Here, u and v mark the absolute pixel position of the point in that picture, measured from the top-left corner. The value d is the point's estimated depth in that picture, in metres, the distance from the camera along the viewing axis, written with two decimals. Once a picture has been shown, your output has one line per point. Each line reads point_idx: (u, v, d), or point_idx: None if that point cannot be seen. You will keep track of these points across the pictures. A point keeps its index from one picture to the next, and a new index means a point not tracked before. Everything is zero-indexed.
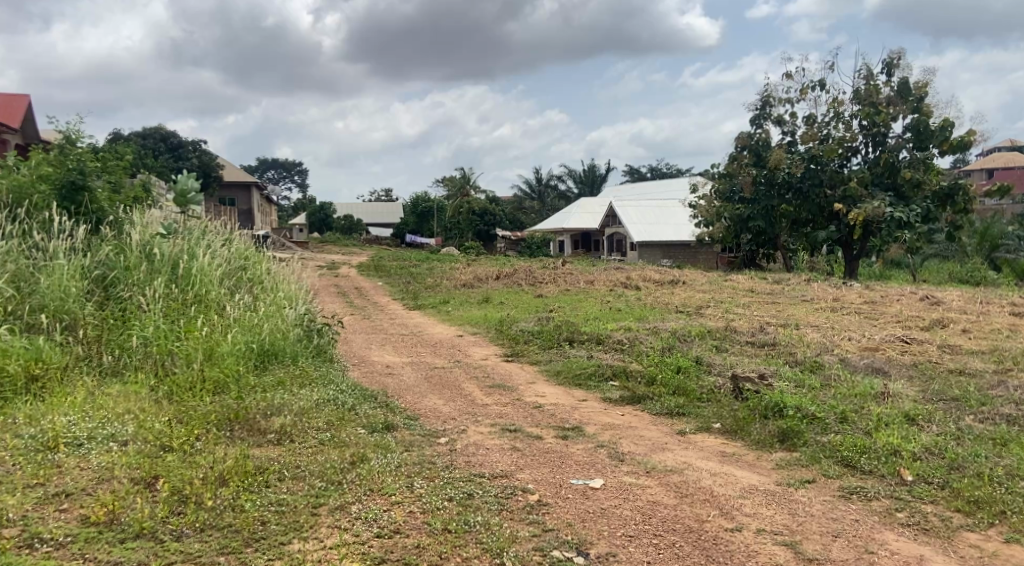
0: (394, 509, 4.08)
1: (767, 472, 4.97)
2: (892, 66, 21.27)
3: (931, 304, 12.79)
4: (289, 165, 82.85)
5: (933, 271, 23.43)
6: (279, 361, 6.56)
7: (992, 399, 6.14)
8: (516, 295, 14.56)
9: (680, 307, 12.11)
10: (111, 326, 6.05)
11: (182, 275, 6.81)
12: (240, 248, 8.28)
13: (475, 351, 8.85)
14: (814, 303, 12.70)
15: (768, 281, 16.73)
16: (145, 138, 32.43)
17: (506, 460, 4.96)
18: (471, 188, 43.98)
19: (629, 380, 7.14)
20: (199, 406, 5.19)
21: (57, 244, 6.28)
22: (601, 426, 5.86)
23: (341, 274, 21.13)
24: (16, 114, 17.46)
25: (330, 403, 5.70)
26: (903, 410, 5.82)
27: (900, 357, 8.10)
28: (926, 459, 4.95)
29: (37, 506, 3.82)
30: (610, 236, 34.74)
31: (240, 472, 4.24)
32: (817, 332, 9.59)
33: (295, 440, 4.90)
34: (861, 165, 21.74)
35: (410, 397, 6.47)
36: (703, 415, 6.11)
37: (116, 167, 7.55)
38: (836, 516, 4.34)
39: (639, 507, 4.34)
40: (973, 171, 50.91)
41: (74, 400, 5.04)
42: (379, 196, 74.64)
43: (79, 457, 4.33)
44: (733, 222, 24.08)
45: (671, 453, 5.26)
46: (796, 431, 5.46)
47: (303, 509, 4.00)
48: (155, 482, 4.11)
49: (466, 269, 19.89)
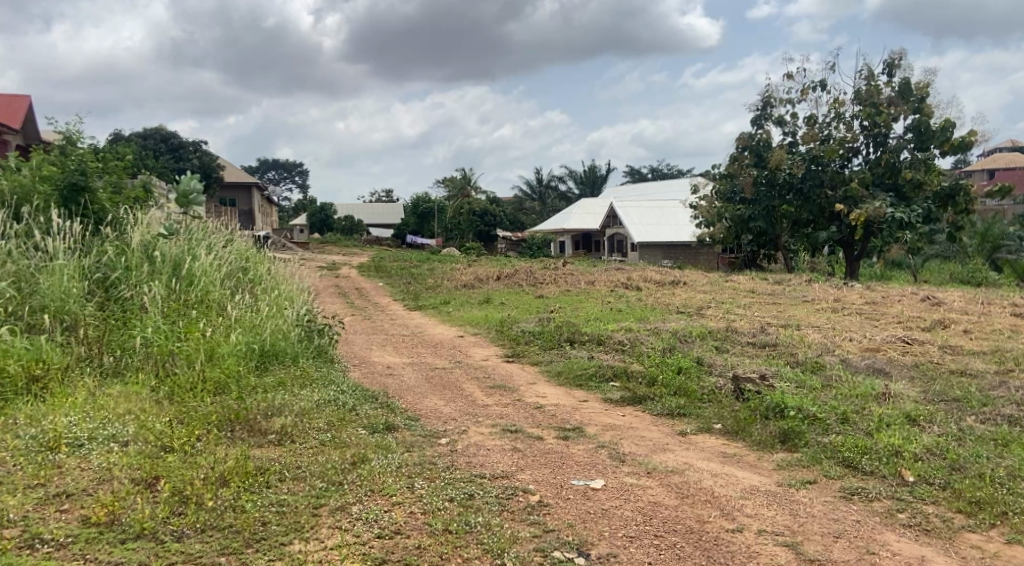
0: (395, 510, 4.08)
1: (768, 473, 4.97)
2: (894, 66, 21.26)
3: (932, 304, 12.81)
4: (289, 165, 82.88)
5: (934, 272, 23.42)
6: (279, 362, 6.56)
7: (994, 400, 6.14)
8: (517, 295, 14.58)
9: (680, 308, 12.10)
10: (112, 327, 6.05)
11: (183, 276, 6.81)
12: (241, 248, 8.29)
13: (476, 352, 8.86)
14: (816, 304, 12.68)
15: (769, 282, 16.72)
16: (146, 139, 32.43)
17: (507, 460, 4.95)
18: (471, 188, 44.01)
19: (630, 380, 7.14)
20: (199, 407, 5.19)
21: (57, 244, 6.28)
22: (602, 427, 5.86)
23: (342, 275, 21.14)
24: (17, 115, 17.50)
25: (330, 403, 5.69)
26: (905, 410, 5.81)
27: (902, 358, 8.09)
28: (928, 460, 4.94)
29: (38, 506, 3.82)
30: (611, 237, 34.76)
31: (240, 473, 4.23)
32: (818, 333, 9.58)
33: (295, 440, 4.90)
34: (862, 165, 21.72)
35: (411, 398, 6.47)
36: (704, 416, 6.11)
37: (117, 168, 7.56)
38: (837, 517, 4.33)
39: (640, 508, 4.33)
40: (973, 172, 50.93)
41: (75, 400, 5.04)
42: (380, 196, 74.66)
43: (80, 458, 4.33)
44: (734, 223, 24.07)
45: (672, 454, 5.26)
46: (798, 432, 5.46)
47: (304, 509, 3.99)
48: (156, 483, 4.11)
49: (466, 270, 19.90)
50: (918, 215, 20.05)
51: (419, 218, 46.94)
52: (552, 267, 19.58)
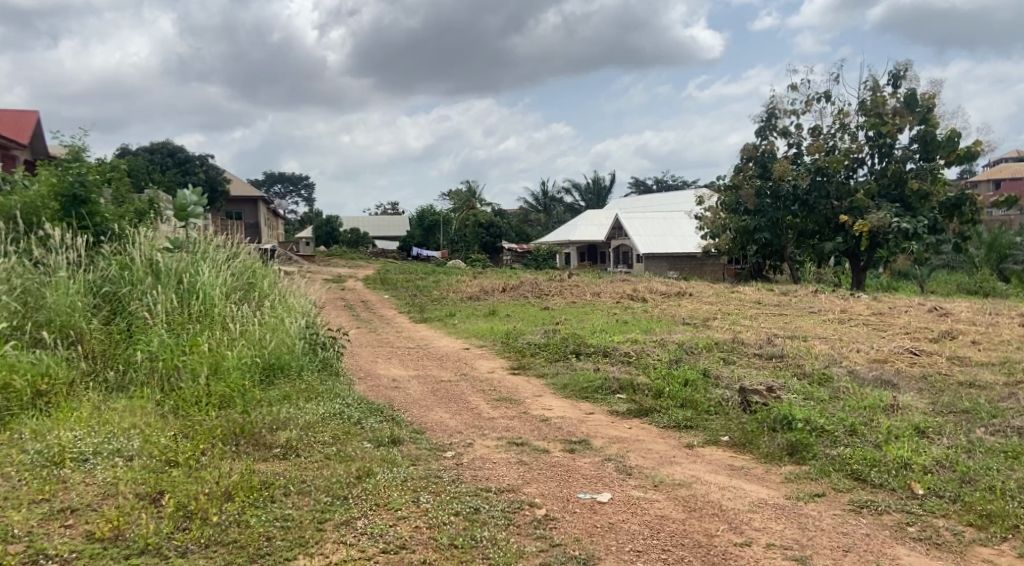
0: (400, 525, 4.05)
1: (776, 486, 4.93)
2: (898, 77, 21.31)
3: (940, 316, 12.71)
4: (296, 178, 83.50)
5: (941, 282, 23.35)
6: (285, 375, 6.52)
7: (1004, 412, 6.09)
8: (523, 308, 14.53)
9: (687, 319, 12.05)
10: (116, 341, 6.07)
11: (188, 290, 6.82)
12: (246, 261, 8.30)
13: (481, 364, 8.82)
14: (823, 315, 12.68)
15: (776, 294, 16.60)
16: (153, 154, 32.58)
17: (513, 474, 4.92)
18: (477, 201, 45.38)
19: (637, 393, 7.10)
20: (204, 421, 5.17)
21: (60, 259, 6.31)
22: (608, 439, 5.83)
23: (347, 288, 21.16)
24: (25, 130, 17.69)
25: (337, 417, 5.68)
26: (913, 422, 5.76)
27: (910, 369, 8.05)
28: (938, 473, 4.90)
29: (43, 522, 3.81)
30: (616, 247, 34.54)
31: (246, 488, 4.22)
32: (824, 344, 9.55)
33: (301, 454, 4.89)
34: (868, 176, 21.71)
35: (416, 411, 6.44)
36: (711, 428, 6.08)
37: (119, 179, 7.58)
38: (847, 530, 4.29)
39: (647, 522, 4.30)
40: (980, 183, 51.03)
41: (80, 415, 5.05)
42: (386, 210, 75.11)
43: (85, 473, 4.32)
44: (739, 234, 23.73)
45: (680, 467, 5.22)
46: (806, 444, 5.42)
47: (309, 524, 3.97)
48: (161, 498, 4.09)
49: (471, 282, 19.91)
50: (924, 226, 19.99)
51: (424, 231, 47.05)
52: (557, 279, 19.60)
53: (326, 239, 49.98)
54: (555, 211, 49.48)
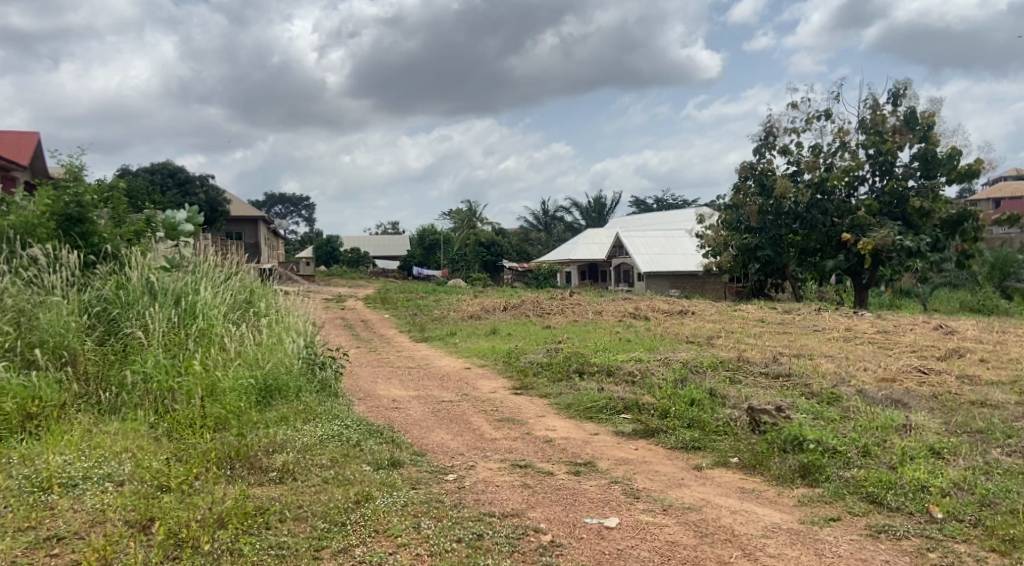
0: (400, 552, 3.90)
1: (789, 510, 4.77)
2: (898, 96, 21.30)
3: (946, 334, 12.57)
4: (297, 199, 83.70)
5: (943, 300, 23.21)
6: (282, 397, 6.34)
7: (1019, 432, 5.92)
8: (524, 326, 14.37)
9: (691, 337, 11.90)
10: (111, 361, 5.92)
11: (184, 310, 6.69)
12: (245, 284, 8.19)
13: (482, 384, 8.66)
14: (827, 333, 12.53)
15: (778, 312, 16.46)
16: (154, 174, 32.35)
17: (517, 498, 4.76)
18: (478, 220, 45.32)
19: (642, 413, 6.96)
20: (199, 443, 5.03)
21: (54, 277, 6.19)
22: (613, 461, 5.68)
23: (348, 307, 20.95)
24: (26, 152, 17.61)
25: (335, 439, 5.53)
26: (928, 443, 5.60)
27: (919, 388, 7.87)
28: (955, 495, 4.73)
29: (27, 551, 3.66)
30: (617, 266, 34.35)
31: (239, 514, 4.04)
32: (831, 362, 9.41)
33: (297, 478, 4.73)
34: (869, 194, 21.65)
35: (416, 432, 6.28)
36: (719, 449, 5.92)
37: (116, 199, 7.47)
38: (865, 557, 4.13)
39: (657, 547, 4.14)
40: (979, 202, 51.11)
41: (72, 438, 4.90)
42: (388, 229, 75.76)
43: (73, 499, 4.16)
44: (740, 252, 23.61)
45: (689, 490, 5.07)
46: (819, 466, 5.25)
47: (305, 552, 3.82)
48: (151, 525, 3.94)
49: (473, 301, 19.79)
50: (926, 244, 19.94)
51: (425, 250, 46.98)
52: (558, 297, 19.43)
53: (327, 258, 49.95)
54: (556, 230, 49.36)
